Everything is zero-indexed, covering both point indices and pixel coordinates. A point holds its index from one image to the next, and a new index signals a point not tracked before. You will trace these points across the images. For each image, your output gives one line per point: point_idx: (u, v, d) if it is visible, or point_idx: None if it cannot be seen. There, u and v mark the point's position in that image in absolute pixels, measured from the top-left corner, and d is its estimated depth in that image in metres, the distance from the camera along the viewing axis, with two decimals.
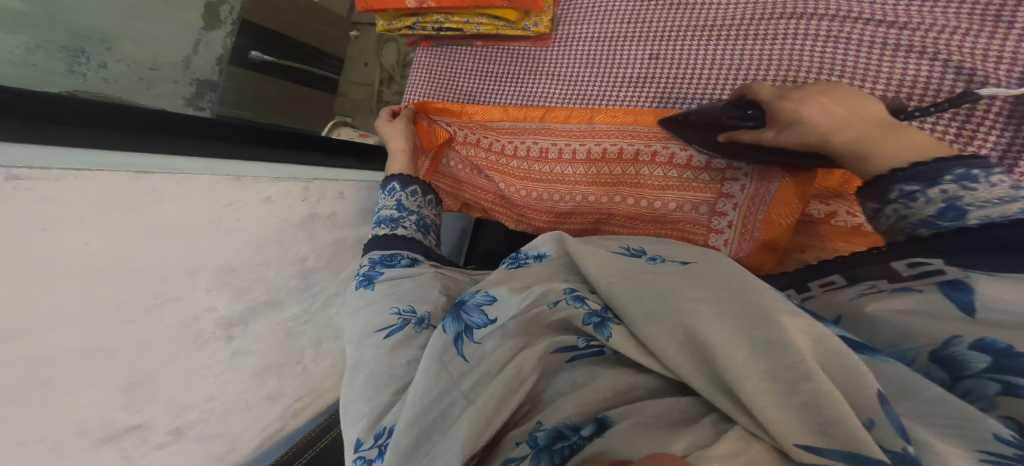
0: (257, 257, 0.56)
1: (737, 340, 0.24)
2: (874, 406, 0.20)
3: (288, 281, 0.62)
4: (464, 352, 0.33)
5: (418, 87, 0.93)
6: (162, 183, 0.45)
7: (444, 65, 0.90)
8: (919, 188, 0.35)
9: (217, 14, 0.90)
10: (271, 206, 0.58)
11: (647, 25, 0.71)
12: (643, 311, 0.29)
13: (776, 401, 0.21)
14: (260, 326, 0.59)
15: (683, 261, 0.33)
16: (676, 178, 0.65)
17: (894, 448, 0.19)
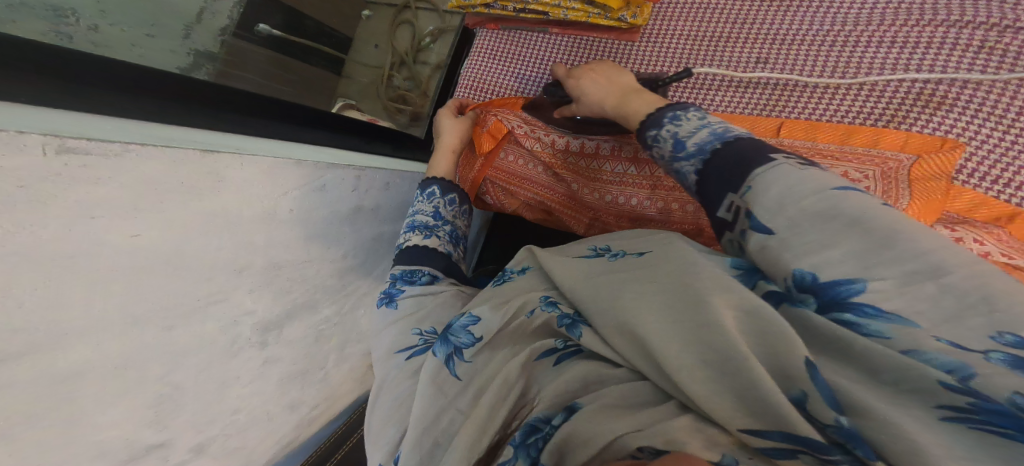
0: (301, 254, 0.59)
1: (672, 334, 0.27)
2: (804, 377, 0.22)
3: (326, 281, 0.67)
4: (457, 371, 0.35)
5: (479, 73, 0.85)
6: (225, 166, 0.44)
7: (509, 49, 0.84)
8: (658, 131, 0.40)
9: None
10: (324, 194, 0.60)
11: (755, 27, 0.64)
12: (594, 304, 0.33)
13: (712, 387, 0.25)
14: (293, 331, 0.62)
15: (641, 253, 0.36)
16: (626, 173, 0.69)
17: (829, 422, 0.21)
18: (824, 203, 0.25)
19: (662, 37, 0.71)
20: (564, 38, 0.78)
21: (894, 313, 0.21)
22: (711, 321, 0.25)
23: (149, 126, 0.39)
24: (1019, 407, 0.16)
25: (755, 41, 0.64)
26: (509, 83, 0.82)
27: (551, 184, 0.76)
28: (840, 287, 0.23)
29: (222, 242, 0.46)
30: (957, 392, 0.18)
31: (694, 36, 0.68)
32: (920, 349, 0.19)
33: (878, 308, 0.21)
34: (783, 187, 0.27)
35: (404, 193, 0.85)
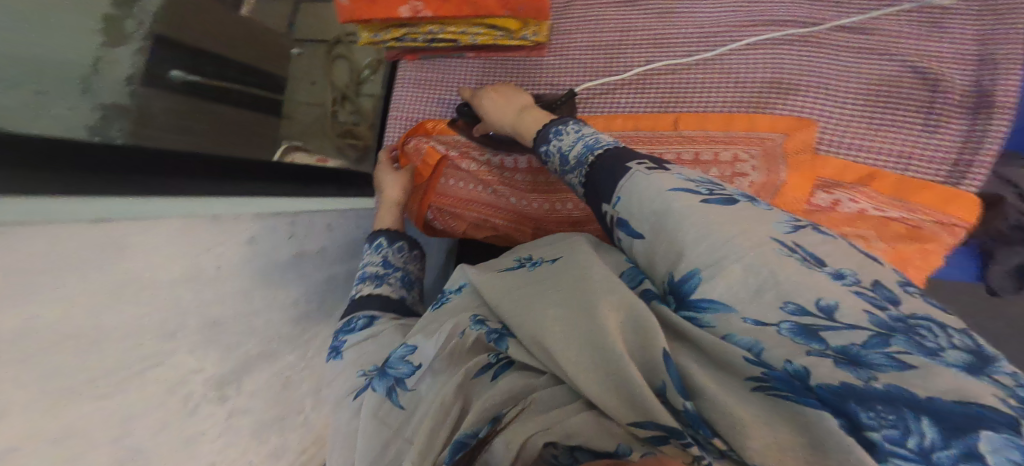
0: (244, 307, 0.57)
1: (569, 340, 0.30)
2: (661, 369, 0.27)
3: (280, 329, 0.65)
4: (400, 401, 0.36)
5: (402, 103, 0.85)
6: (129, 236, 0.41)
7: (429, 78, 0.85)
8: (547, 146, 0.51)
9: (122, 29, 0.81)
10: (255, 245, 0.59)
11: (641, 34, 0.75)
12: (510, 314, 0.35)
13: (602, 385, 0.28)
14: (254, 382, 0.60)
15: (552, 260, 0.41)
16: (551, 182, 0.76)
17: (681, 407, 0.26)
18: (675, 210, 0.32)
19: (567, 49, 0.79)
20: (481, 61, 0.83)
21: (718, 300, 0.27)
22: (601, 325, 0.29)
23: (45, 200, 0.37)
24: (791, 373, 0.23)
25: (647, 45, 0.75)
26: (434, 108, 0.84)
27: (494, 201, 0.79)
28: (686, 281, 0.29)
29: (147, 307, 0.43)
30: (757, 365, 0.24)
31: (594, 45, 0.78)
32: (731, 332, 0.26)
33: (708, 301, 0.28)
34: (640, 193, 0.35)
35: (346, 231, 0.85)
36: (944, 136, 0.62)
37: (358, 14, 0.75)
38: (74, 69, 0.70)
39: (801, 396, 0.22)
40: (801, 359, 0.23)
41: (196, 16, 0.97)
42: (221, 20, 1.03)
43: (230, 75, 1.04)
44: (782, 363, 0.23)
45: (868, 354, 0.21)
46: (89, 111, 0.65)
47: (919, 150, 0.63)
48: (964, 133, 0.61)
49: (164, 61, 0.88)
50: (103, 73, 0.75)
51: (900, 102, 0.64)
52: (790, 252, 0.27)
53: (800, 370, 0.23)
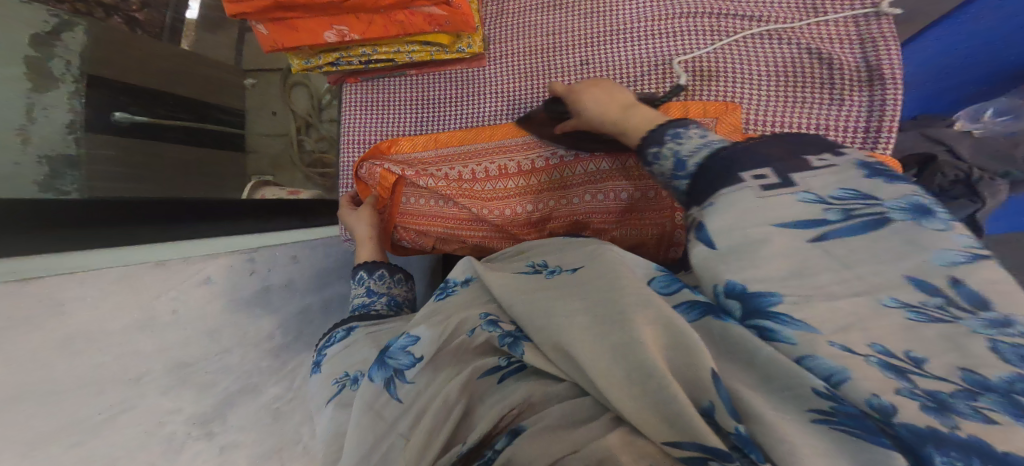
0: (213, 346, 0.53)
1: (599, 351, 0.28)
2: (710, 389, 0.24)
3: (257, 363, 0.59)
4: (399, 395, 0.35)
5: (353, 127, 0.87)
6: (63, 289, 0.42)
7: (380, 98, 0.86)
8: (658, 147, 0.38)
9: (47, 71, 0.73)
10: (213, 286, 0.56)
11: (570, 35, 0.75)
12: (532, 324, 0.33)
13: (637, 399, 0.25)
14: (242, 415, 0.53)
15: (574, 267, 0.37)
16: (507, 189, 0.76)
17: (731, 430, 0.22)
18: (759, 226, 0.26)
19: (501, 58, 0.79)
20: (424, 77, 0.84)
21: (798, 320, 0.23)
22: (635, 333, 0.27)
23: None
24: (873, 408, 0.19)
25: (574, 46, 0.75)
26: (386, 132, 0.86)
27: (456, 213, 0.79)
28: (758, 297, 0.25)
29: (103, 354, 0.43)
30: (826, 397, 0.21)
31: (526, 51, 0.78)
32: (813, 354, 0.22)
33: (790, 317, 0.23)
34: (743, 210, 0.27)
35: (315, 261, 0.82)
36: (854, 106, 0.64)
37: (281, 40, 0.69)
38: (12, 115, 0.65)
39: (867, 435, 0.19)
40: (887, 395, 0.19)
41: (140, 57, 0.91)
42: (168, 58, 0.97)
43: (182, 113, 0.99)
44: (864, 398, 0.20)
45: (954, 402, 0.18)
46: (37, 163, 0.65)
47: (831, 121, 0.65)
48: (868, 102, 0.63)
49: (106, 104, 0.81)
50: (42, 116, 0.70)
51: (809, 79, 0.66)
52: (924, 299, 0.21)
53: (886, 406, 0.19)
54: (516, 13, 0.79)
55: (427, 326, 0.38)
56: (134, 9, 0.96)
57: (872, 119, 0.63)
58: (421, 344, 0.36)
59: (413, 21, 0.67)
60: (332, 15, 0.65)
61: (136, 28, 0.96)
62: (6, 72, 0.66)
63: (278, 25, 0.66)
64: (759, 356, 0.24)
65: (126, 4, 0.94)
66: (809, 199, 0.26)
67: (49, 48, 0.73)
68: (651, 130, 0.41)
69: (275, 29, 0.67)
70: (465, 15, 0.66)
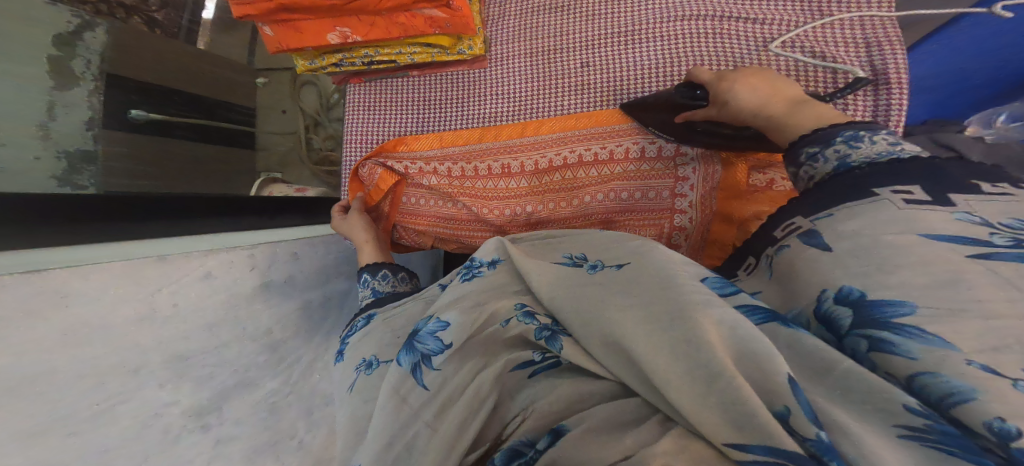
0: (212, 340, 0.52)
1: (658, 348, 0.28)
2: (787, 393, 0.24)
3: (255, 358, 0.57)
4: (423, 381, 0.35)
5: (355, 127, 0.87)
6: (69, 283, 0.42)
7: (382, 99, 0.86)
8: (819, 149, 0.39)
9: (68, 70, 0.74)
10: (212, 281, 0.55)
11: (572, 36, 0.74)
12: (583, 322, 0.33)
13: (698, 401, 0.26)
14: (238, 409, 0.51)
15: (619, 264, 0.38)
16: (507, 189, 0.75)
17: (810, 436, 0.22)
18: (898, 234, 0.27)
19: (502, 59, 0.79)
20: (427, 78, 0.83)
21: (936, 335, 0.22)
22: (697, 334, 0.27)
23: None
24: (995, 430, 0.19)
25: (575, 47, 0.74)
26: (389, 133, 0.85)
27: (457, 213, 0.78)
28: (887, 308, 0.25)
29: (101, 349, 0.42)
30: (918, 415, 0.21)
31: (527, 52, 0.77)
32: (946, 375, 0.21)
33: (921, 330, 0.23)
34: (868, 220, 0.29)
35: (320, 257, 0.81)
36: (856, 109, 0.64)
37: (285, 42, 0.69)
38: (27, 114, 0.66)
39: (971, 454, 0.19)
40: (1015, 420, 0.19)
41: (159, 57, 0.91)
42: (185, 58, 0.98)
43: (196, 112, 1.00)
44: (986, 423, 0.19)
45: None
46: (54, 158, 0.69)
47: None
48: (873, 104, 0.64)
49: (122, 103, 0.82)
50: (62, 113, 0.72)
51: (811, 82, 0.65)
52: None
53: (1009, 431, 0.19)
54: (515, 15, 0.78)
55: (458, 313, 0.38)
56: (154, 9, 0.94)
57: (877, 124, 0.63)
58: (452, 332, 0.36)
59: (413, 24, 0.65)
60: (336, 16, 0.65)
61: (155, 28, 0.94)
62: (26, 71, 0.67)
63: (282, 26, 0.66)
64: (840, 366, 0.24)
65: (148, 5, 0.93)
66: (964, 219, 0.27)
67: (71, 48, 0.74)
68: (821, 129, 0.41)
69: (280, 30, 0.67)
70: (467, 17, 0.65)
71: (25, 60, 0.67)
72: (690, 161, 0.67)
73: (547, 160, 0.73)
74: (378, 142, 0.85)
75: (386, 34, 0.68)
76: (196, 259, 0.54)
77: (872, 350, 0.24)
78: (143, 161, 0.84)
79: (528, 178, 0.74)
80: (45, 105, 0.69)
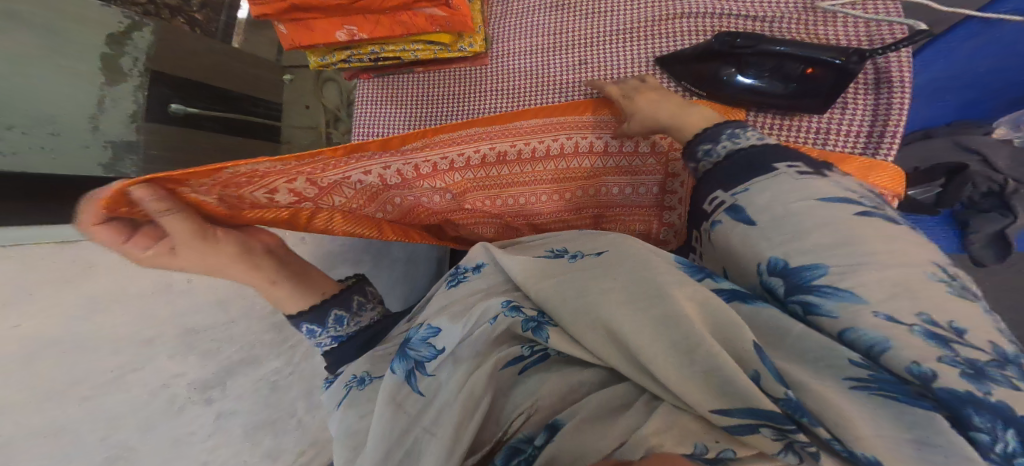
0: (219, 316, 0.57)
1: (641, 326, 0.29)
2: (754, 357, 0.25)
3: (261, 336, 0.62)
4: (421, 387, 0.37)
5: (365, 121, 0.92)
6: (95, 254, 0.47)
7: (390, 93, 0.90)
8: (710, 146, 0.40)
9: (118, 67, 0.81)
10: None
11: (570, 35, 0.75)
12: (563, 301, 0.34)
13: (683, 372, 0.26)
14: (238, 386, 0.57)
15: (598, 252, 0.38)
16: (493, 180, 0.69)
17: (780, 396, 0.24)
18: (802, 202, 0.29)
19: (503, 57, 0.80)
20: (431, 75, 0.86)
21: (849, 290, 0.25)
22: (675, 310, 0.28)
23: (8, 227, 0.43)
24: (915, 374, 0.21)
25: (573, 46, 0.75)
26: (393, 126, 0.90)
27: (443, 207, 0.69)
28: (804, 272, 0.26)
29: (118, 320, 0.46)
30: (860, 366, 0.23)
31: (526, 50, 0.78)
32: (858, 326, 0.24)
33: (835, 289, 0.25)
34: (776, 192, 0.31)
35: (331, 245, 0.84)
36: (855, 110, 0.58)
37: (298, 40, 0.73)
38: (81, 107, 0.73)
39: (910, 398, 0.21)
40: (929, 363, 0.21)
41: (196, 55, 0.98)
42: (218, 56, 1.04)
43: (225, 107, 1.06)
44: (908, 366, 0.22)
45: (990, 370, 0.21)
46: (101, 147, 0.76)
47: (832, 125, 0.59)
48: (873, 106, 0.57)
49: (164, 96, 0.89)
50: (110, 106, 0.79)
51: None
52: (945, 275, 0.25)
53: (926, 373, 0.21)
54: (517, 14, 0.80)
55: (448, 318, 0.39)
56: (196, 10, 1.04)
57: (875, 124, 0.57)
58: (444, 336, 0.37)
59: (415, 22, 0.68)
60: (342, 15, 0.68)
61: (195, 27, 1.04)
62: (82, 68, 0.74)
63: (295, 25, 0.71)
64: (792, 333, 0.26)
65: (189, 6, 1.02)
66: (838, 185, 0.30)
67: (121, 46, 0.81)
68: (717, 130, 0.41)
69: (294, 29, 0.71)
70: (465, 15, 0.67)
71: (78, 59, 0.74)
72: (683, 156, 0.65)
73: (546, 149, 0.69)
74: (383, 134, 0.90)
75: (389, 32, 0.70)
76: None
77: (804, 315, 0.26)
78: (177, 150, 0.91)
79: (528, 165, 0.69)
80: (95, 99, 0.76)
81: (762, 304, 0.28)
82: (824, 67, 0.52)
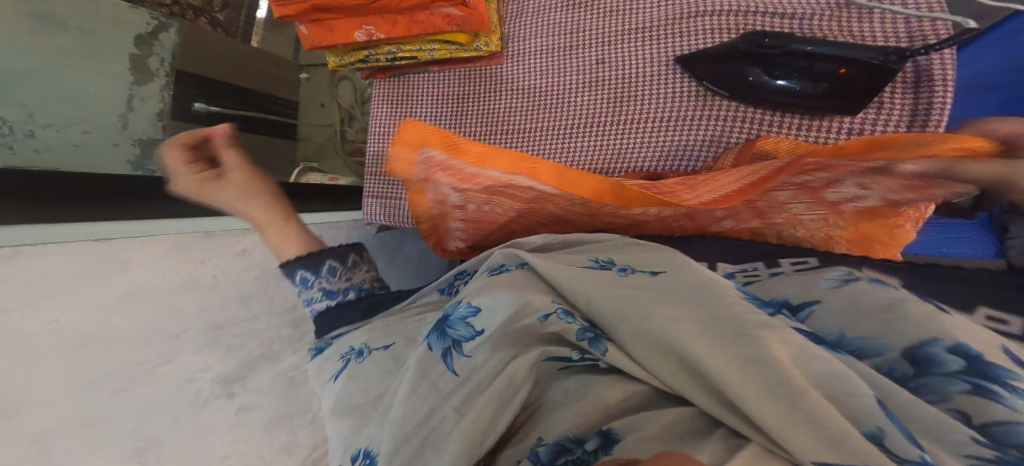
0: (242, 311, 0.59)
1: (729, 361, 0.26)
2: (878, 416, 0.21)
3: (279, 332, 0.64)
4: (456, 367, 0.36)
5: (381, 121, 0.94)
6: (127, 250, 0.48)
7: (406, 93, 0.91)
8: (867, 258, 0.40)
9: (145, 67, 0.84)
10: (247, 257, 0.60)
11: (588, 33, 0.74)
12: (625, 328, 0.31)
13: (780, 418, 0.22)
14: (259, 380, 0.60)
15: (654, 271, 0.36)
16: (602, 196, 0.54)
17: (912, 457, 0.20)
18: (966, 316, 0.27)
19: (520, 56, 0.80)
20: (446, 74, 0.86)
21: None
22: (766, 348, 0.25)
23: (36, 225, 0.43)
24: None
25: (591, 44, 0.74)
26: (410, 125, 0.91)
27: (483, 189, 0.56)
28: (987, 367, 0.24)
29: (149, 315, 0.48)
30: (985, 447, 0.20)
31: (544, 49, 0.77)
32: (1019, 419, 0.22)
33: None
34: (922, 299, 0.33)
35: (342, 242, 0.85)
36: (890, 108, 0.56)
37: (318, 40, 0.74)
38: (114, 107, 0.77)
39: None
40: None
41: (218, 55, 1.01)
42: (239, 55, 1.07)
43: (247, 105, 1.08)
44: None
45: None
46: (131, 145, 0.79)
47: (866, 123, 0.57)
48: (910, 105, 0.55)
49: (188, 95, 0.92)
50: (138, 105, 0.82)
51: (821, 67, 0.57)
52: None
53: None
54: (535, 10, 0.79)
55: (489, 297, 0.37)
56: (217, 10, 1.03)
57: (914, 122, 0.55)
58: (482, 317, 0.36)
59: (432, 22, 0.68)
60: (362, 15, 0.69)
61: (217, 27, 1.03)
62: (112, 69, 0.77)
63: (316, 25, 0.72)
64: (900, 396, 0.23)
65: (211, 6, 1.01)
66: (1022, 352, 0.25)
67: (149, 47, 0.84)
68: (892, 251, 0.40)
69: (314, 29, 0.73)
70: (482, 15, 0.66)
71: (108, 60, 0.77)
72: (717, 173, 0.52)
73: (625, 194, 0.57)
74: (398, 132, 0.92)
75: (406, 33, 0.70)
76: (227, 236, 0.60)
77: (968, 392, 0.23)
78: None
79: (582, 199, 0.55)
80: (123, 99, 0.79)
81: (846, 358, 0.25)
82: (859, 67, 0.49)
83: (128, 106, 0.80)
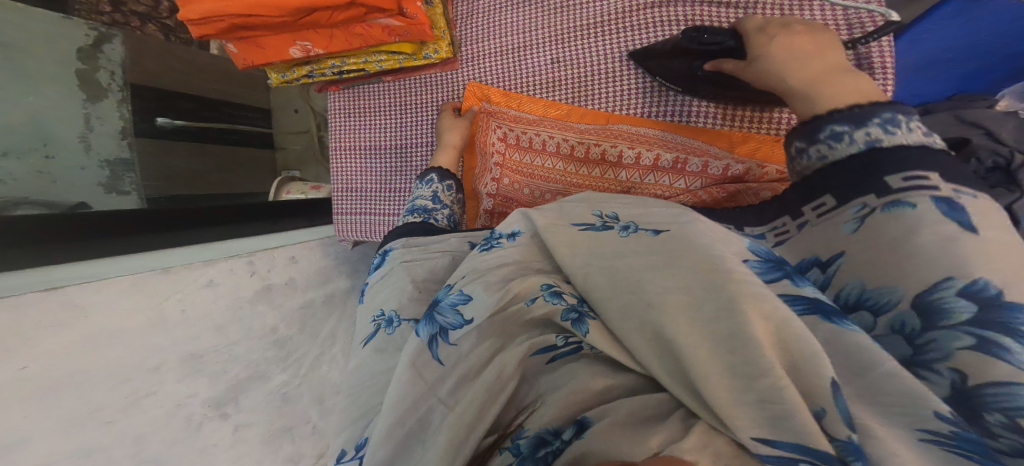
0: (221, 338, 0.54)
1: (698, 338, 0.23)
2: (826, 395, 0.20)
3: (263, 353, 0.58)
4: (440, 355, 0.34)
5: (340, 132, 0.94)
6: (84, 298, 0.47)
7: (361, 105, 0.90)
8: (848, 128, 0.37)
9: (95, 82, 0.81)
10: (217, 287, 0.59)
11: (541, 32, 0.73)
12: (621, 311, 0.27)
13: (735, 399, 0.21)
14: (252, 398, 0.54)
15: (655, 229, 0.31)
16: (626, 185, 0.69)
17: (840, 438, 0.19)
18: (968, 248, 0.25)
19: (474, 61, 0.78)
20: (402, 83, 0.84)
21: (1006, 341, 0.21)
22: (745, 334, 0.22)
23: (13, 274, 0.46)
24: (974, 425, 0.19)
25: (545, 43, 0.73)
26: (373, 137, 0.91)
27: (568, 152, 0.71)
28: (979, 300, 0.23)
29: (123, 350, 0.46)
30: (945, 420, 0.18)
31: (499, 51, 0.76)
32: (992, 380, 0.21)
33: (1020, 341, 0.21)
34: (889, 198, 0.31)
35: (317, 256, 0.83)
36: None
37: (250, 57, 0.70)
38: (72, 126, 0.75)
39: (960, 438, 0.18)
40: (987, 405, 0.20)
41: (170, 63, 0.95)
42: (196, 66, 1.02)
43: (201, 118, 1.01)
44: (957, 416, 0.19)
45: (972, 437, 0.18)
46: (98, 168, 0.77)
47: None
48: None
49: (140, 110, 0.87)
50: (97, 124, 0.80)
51: None
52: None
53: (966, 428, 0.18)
54: (483, 12, 0.76)
55: (480, 286, 0.35)
56: (166, 16, 1.01)
57: None
58: (472, 306, 0.34)
59: (372, 34, 0.65)
60: (295, 32, 0.65)
61: (171, 33, 1.01)
62: (59, 91, 0.75)
63: (244, 43, 0.67)
64: (882, 368, 0.20)
65: (159, 12, 0.99)
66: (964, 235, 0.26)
67: (94, 61, 0.81)
68: (852, 107, 0.38)
69: (244, 47, 0.68)
70: (424, 24, 0.64)
71: (54, 81, 0.75)
72: (695, 182, 0.66)
73: (616, 177, 0.69)
74: (361, 145, 0.92)
75: (347, 46, 0.68)
76: (193, 269, 0.59)
77: (974, 347, 0.22)
78: (161, 164, 0.88)
79: (580, 179, 0.71)
80: (81, 120, 0.77)
81: (855, 328, 0.22)
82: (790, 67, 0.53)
83: (87, 124, 0.78)
